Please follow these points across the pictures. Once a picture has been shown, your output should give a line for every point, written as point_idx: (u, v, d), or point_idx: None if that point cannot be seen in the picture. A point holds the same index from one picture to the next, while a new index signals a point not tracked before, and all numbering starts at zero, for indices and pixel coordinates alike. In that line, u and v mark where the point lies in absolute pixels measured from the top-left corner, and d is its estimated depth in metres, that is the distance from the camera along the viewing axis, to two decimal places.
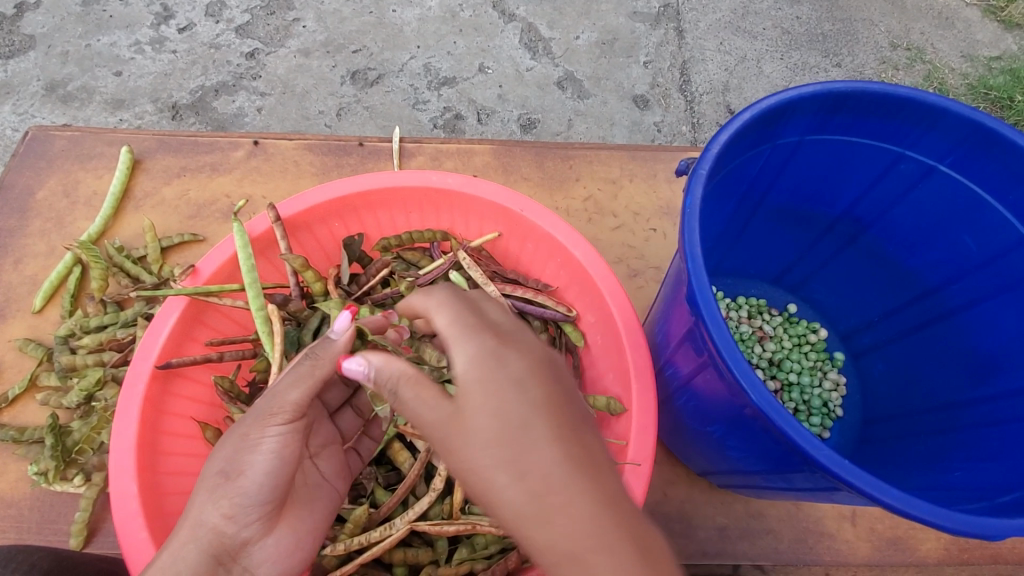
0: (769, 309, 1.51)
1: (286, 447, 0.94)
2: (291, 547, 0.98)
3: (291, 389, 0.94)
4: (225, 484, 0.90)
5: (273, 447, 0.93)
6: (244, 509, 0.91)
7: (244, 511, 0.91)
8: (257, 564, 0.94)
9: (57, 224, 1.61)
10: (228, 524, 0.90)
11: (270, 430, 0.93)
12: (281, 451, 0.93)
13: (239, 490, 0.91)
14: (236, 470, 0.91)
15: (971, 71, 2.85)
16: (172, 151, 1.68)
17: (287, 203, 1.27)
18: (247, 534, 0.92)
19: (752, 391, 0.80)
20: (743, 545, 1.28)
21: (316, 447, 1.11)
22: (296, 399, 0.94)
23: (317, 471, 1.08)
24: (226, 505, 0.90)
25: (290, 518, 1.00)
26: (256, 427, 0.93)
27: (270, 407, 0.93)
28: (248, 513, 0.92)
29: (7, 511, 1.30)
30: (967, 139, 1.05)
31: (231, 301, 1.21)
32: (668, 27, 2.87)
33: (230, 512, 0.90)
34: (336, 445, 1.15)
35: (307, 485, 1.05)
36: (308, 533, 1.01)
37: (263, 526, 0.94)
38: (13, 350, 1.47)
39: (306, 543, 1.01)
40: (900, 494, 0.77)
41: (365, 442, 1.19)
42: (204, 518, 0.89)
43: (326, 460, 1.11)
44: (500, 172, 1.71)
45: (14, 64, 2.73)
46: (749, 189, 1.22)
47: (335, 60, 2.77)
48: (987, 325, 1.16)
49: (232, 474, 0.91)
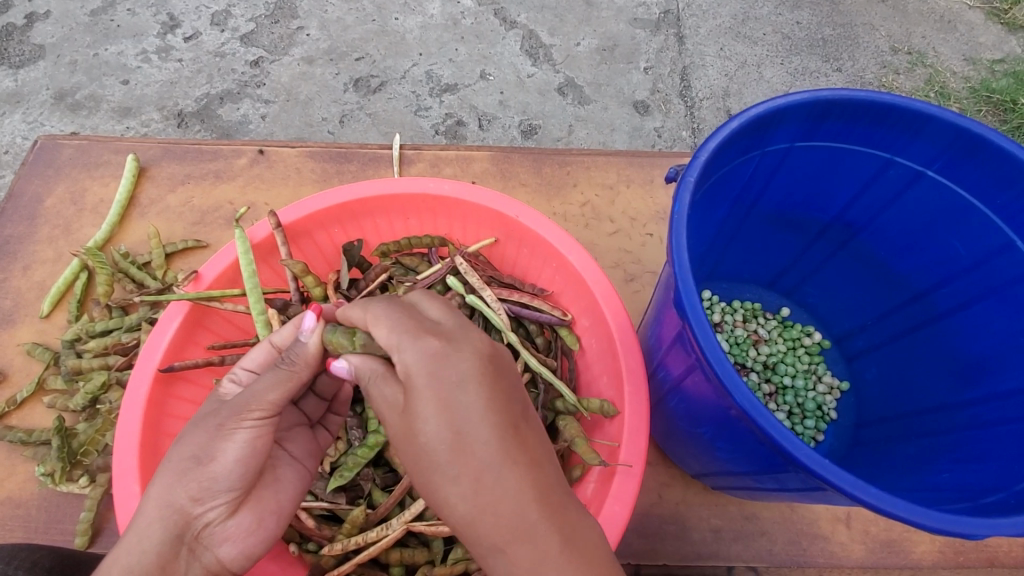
0: (763, 313, 1.52)
1: (260, 436, 0.92)
2: (256, 527, 0.95)
3: (270, 390, 0.93)
4: (196, 468, 0.88)
5: (245, 437, 0.91)
6: (212, 491, 0.89)
7: (211, 493, 0.89)
8: (218, 544, 0.91)
9: (65, 230, 1.64)
10: (195, 505, 0.88)
11: (247, 421, 0.91)
12: (253, 441, 0.91)
13: (210, 475, 0.89)
14: (208, 455, 0.88)
15: (974, 74, 2.86)
16: (177, 159, 1.71)
17: (287, 210, 1.30)
18: (211, 515, 0.90)
19: (736, 393, 0.81)
20: (737, 547, 1.30)
21: (282, 431, 1.09)
22: (276, 398, 0.93)
23: (285, 452, 1.06)
24: (196, 488, 0.88)
25: (259, 502, 0.96)
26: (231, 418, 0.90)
27: (248, 403, 0.91)
28: (219, 495, 0.90)
29: (15, 511, 1.33)
30: (953, 144, 1.07)
31: (233, 305, 1.24)
32: (668, 33, 2.90)
33: (199, 494, 0.88)
34: (300, 426, 1.13)
35: (276, 468, 1.02)
36: (271, 512, 0.98)
37: (227, 507, 0.91)
38: (21, 355, 1.50)
39: (271, 526, 0.97)
40: (879, 493, 0.78)
41: (331, 417, 1.20)
42: (171, 498, 0.87)
43: (294, 441, 1.09)
44: (499, 177, 1.73)
45: (23, 74, 2.78)
46: (740, 194, 1.24)
47: (338, 68, 2.81)
48: (976, 329, 1.17)
49: (202, 457, 0.88)
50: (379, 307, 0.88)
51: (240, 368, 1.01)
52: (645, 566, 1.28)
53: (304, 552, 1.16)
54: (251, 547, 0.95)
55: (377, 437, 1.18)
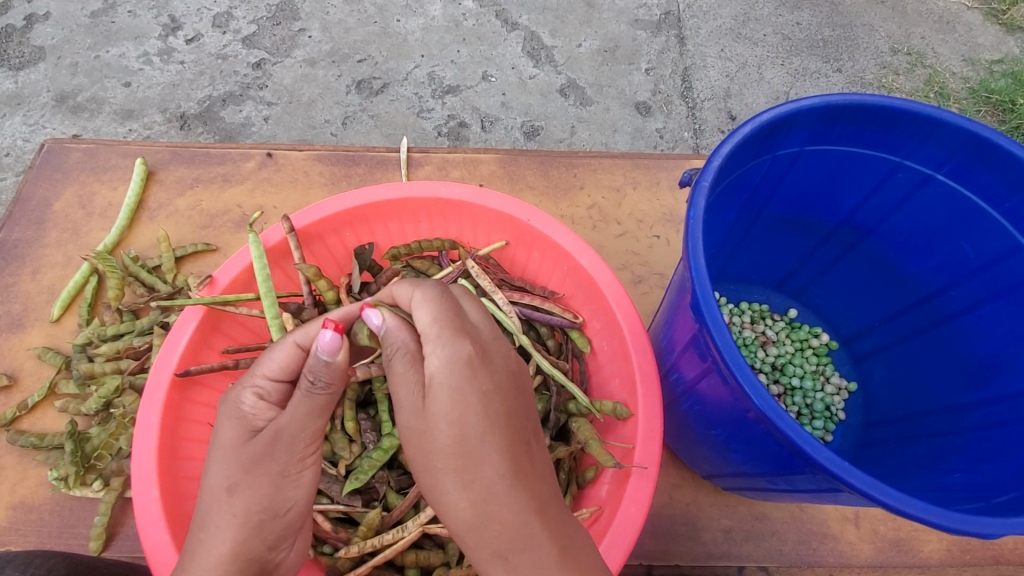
0: (771, 315, 1.54)
1: (316, 473, 0.97)
2: (302, 549, 1.00)
3: (312, 419, 0.93)
4: (269, 520, 0.90)
5: (310, 479, 0.95)
6: (281, 535, 0.92)
7: (281, 538, 0.93)
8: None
9: (73, 234, 1.65)
10: (271, 553, 0.91)
11: (306, 461, 0.94)
12: (307, 478, 0.95)
13: (280, 520, 0.92)
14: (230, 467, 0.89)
15: (972, 75, 2.88)
16: (185, 162, 1.72)
17: (300, 214, 1.31)
18: (276, 555, 0.93)
19: (755, 396, 0.82)
20: (747, 547, 1.31)
21: None
22: (320, 426, 0.95)
23: None
24: (270, 535, 0.91)
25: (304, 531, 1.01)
26: (294, 462, 0.92)
27: (296, 437, 0.92)
28: (286, 537, 0.93)
29: (28, 516, 1.34)
30: (963, 148, 1.07)
31: (247, 310, 1.24)
32: (669, 35, 2.91)
33: (274, 541, 0.91)
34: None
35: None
36: (313, 539, 1.03)
37: (291, 544, 0.96)
38: (31, 359, 1.50)
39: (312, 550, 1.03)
40: (897, 494, 0.79)
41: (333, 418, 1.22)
42: (253, 552, 0.89)
43: None
44: (506, 180, 1.74)
45: (24, 76, 2.78)
46: (751, 198, 1.25)
47: (341, 69, 2.82)
48: (984, 331, 1.19)
49: (270, 509, 0.90)
50: (431, 292, 0.88)
51: (263, 377, 0.94)
52: (657, 566, 1.29)
53: (321, 555, 1.18)
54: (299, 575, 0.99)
55: (391, 440, 1.20)
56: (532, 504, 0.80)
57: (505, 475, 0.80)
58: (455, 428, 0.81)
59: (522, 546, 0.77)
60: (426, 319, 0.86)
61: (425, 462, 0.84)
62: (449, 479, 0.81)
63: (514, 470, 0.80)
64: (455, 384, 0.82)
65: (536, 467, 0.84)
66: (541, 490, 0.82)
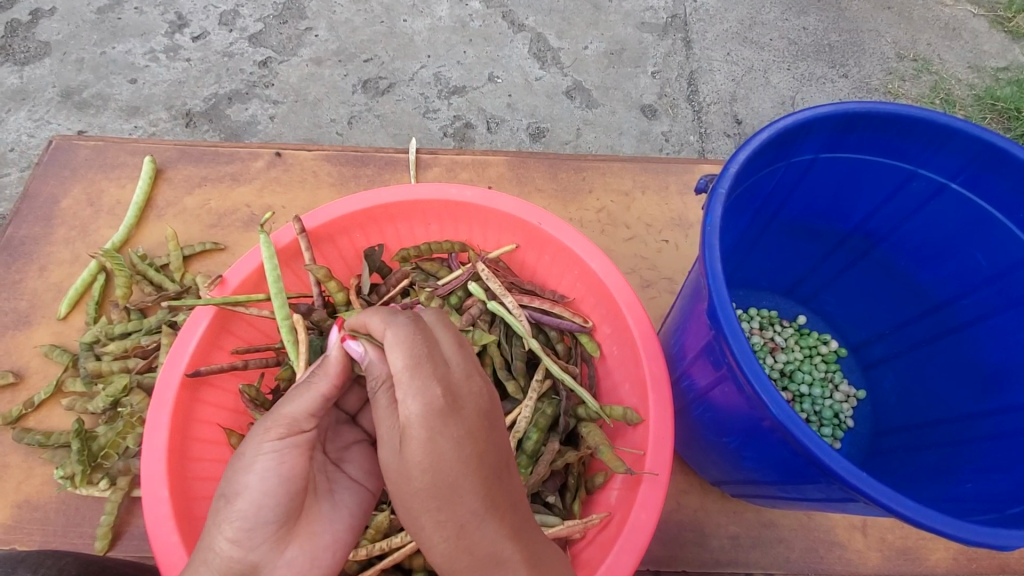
0: (780, 321, 1.53)
1: (285, 461, 0.93)
2: (311, 564, 0.93)
3: (289, 403, 0.95)
4: (225, 507, 0.90)
5: (265, 466, 0.91)
6: (248, 531, 0.89)
7: (249, 534, 0.89)
8: None
9: (81, 232, 1.64)
10: (235, 549, 0.88)
11: (266, 446, 0.92)
12: (279, 468, 0.92)
13: (239, 513, 0.89)
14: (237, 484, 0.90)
15: (978, 81, 2.87)
16: (193, 161, 1.72)
17: (311, 215, 1.30)
18: (256, 557, 0.88)
19: (771, 404, 0.82)
20: (755, 553, 1.30)
21: (339, 451, 1.12)
22: (294, 411, 0.94)
23: (343, 473, 1.09)
24: (229, 525, 0.88)
25: (309, 537, 0.96)
26: (252, 445, 0.93)
27: (269, 421, 0.94)
28: (258, 535, 0.89)
29: (33, 515, 1.33)
30: (979, 157, 1.07)
31: (257, 310, 1.24)
32: (675, 38, 2.91)
33: (234, 534, 0.88)
34: (360, 444, 1.15)
35: (333, 491, 1.05)
36: (326, 547, 0.97)
37: (275, 549, 0.90)
38: (38, 357, 1.50)
39: (328, 559, 0.96)
40: (913, 504, 0.78)
41: None
42: (213, 544, 0.88)
43: (352, 462, 1.11)
44: (515, 182, 1.74)
45: (29, 71, 2.77)
46: (763, 204, 1.24)
47: (347, 69, 2.81)
48: (996, 340, 1.18)
49: (229, 495, 0.91)
50: (400, 331, 0.82)
51: None
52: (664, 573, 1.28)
53: None
54: None
55: None
56: (506, 533, 0.78)
57: (477, 512, 0.78)
58: (428, 469, 0.78)
59: (496, 570, 0.76)
60: (397, 365, 0.80)
61: (402, 498, 0.82)
62: (423, 515, 0.80)
63: (486, 505, 0.78)
64: (428, 429, 0.78)
65: (509, 497, 0.81)
66: (509, 520, 0.79)
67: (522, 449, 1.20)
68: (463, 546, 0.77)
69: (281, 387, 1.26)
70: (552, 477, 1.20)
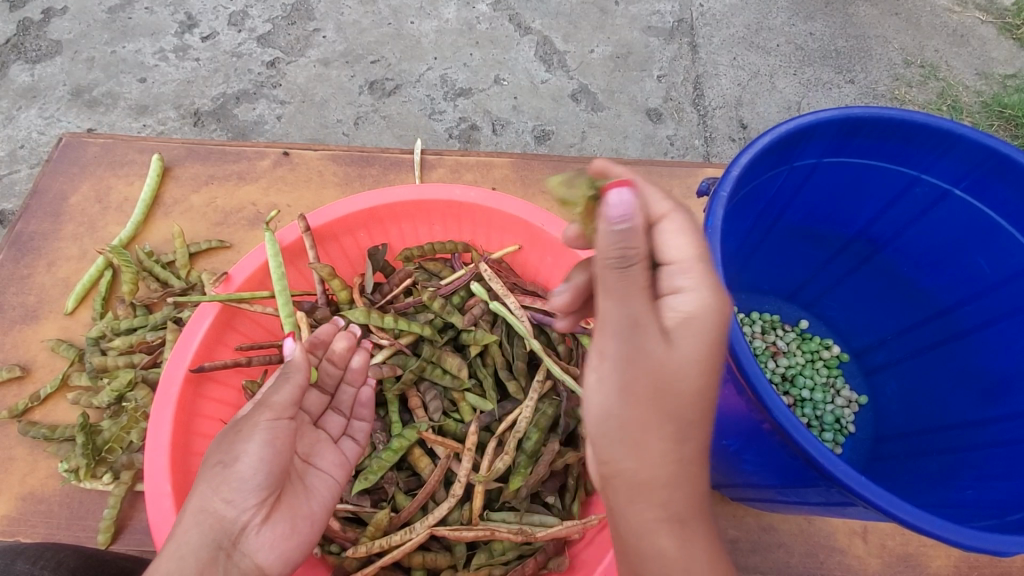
0: (782, 325, 1.53)
1: (279, 435, 0.98)
2: (290, 533, 0.99)
3: (275, 390, 1.00)
4: (223, 472, 0.93)
5: (264, 438, 0.96)
6: (243, 493, 0.93)
7: (243, 495, 0.93)
8: (254, 552, 0.93)
9: (89, 228, 1.66)
10: (227, 509, 0.92)
11: (261, 420, 0.97)
12: (272, 441, 0.97)
13: (236, 476, 0.93)
14: (231, 458, 0.94)
15: (986, 89, 2.87)
16: (201, 159, 1.73)
17: (316, 214, 1.32)
18: (246, 518, 0.93)
19: (772, 407, 0.82)
20: (754, 558, 1.30)
21: (305, 448, 1.09)
22: (283, 398, 1.00)
23: (312, 465, 1.08)
24: (225, 490, 0.92)
25: (290, 508, 1.00)
26: (246, 423, 0.97)
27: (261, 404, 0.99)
28: (247, 497, 0.93)
29: (38, 507, 1.35)
30: (982, 164, 1.08)
31: (261, 307, 1.25)
32: (681, 42, 2.92)
33: (229, 496, 0.92)
34: (326, 442, 1.13)
35: (305, 477, 1.06)
36: (304, 519, 1.01)
37: (259, 514, 0.95)
38: (45, 351, 1.52)
39: (305, 530, 1.01)
40: (912, 509, 0.78)
41: (356, 425, 1.19)
42: (205, 504, 0.91)
43: (321, 455, 1.10)
44: (519, 184, 1.74)
45: (40, 69, 2.80)
46: (767, 207, 1.24)
47: (354, 70, 2.83)
48: (998, 348, 1.18)
49: (226, 461, 0.93)
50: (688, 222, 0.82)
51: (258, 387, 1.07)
52: None
53: (327, 554, 1.17)
54: (287, 551, 0.97)
55: (402, 441, 1.21)
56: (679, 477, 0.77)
57: (673, 440, 0.76)
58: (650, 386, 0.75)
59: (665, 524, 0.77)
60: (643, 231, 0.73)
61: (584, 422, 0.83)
62: (611, 441, 0.78)
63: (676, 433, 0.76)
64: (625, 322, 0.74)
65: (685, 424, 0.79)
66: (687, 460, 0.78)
67: (522, 449, 1.20)
68: (655, 481, 0.77)
69: None
70: (552, 478, 1.21)
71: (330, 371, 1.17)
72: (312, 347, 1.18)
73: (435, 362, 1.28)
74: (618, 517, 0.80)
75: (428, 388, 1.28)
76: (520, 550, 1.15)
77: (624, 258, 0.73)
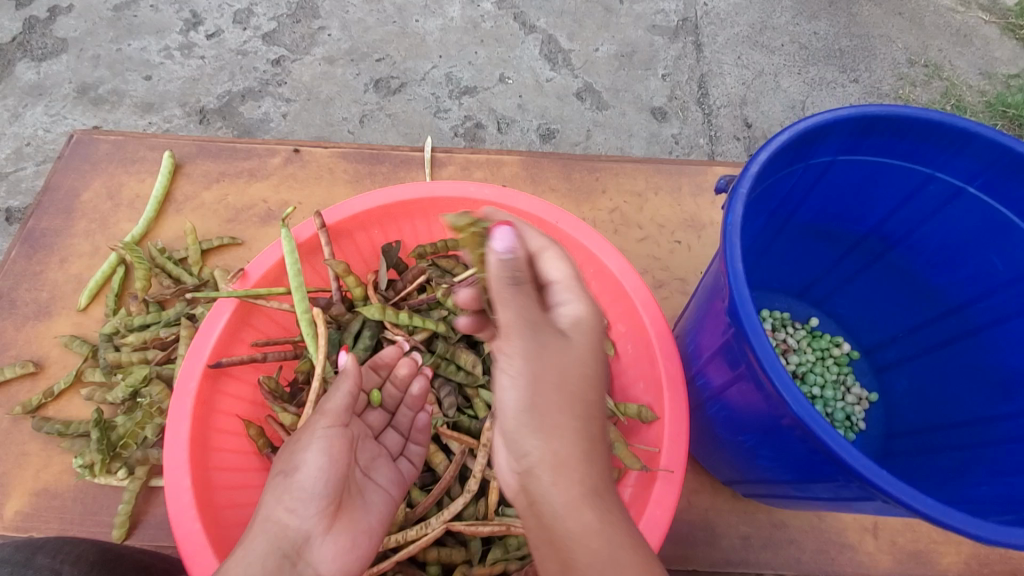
0: (792, 322, 1.54)
1: (335, 442, 1.02)
2: (352, 548, 0.98)
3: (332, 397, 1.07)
4: (286, 479, 0.96)
5: (320, 445, 1.00)
6: (304, 502, 0.95)
7: (305, 503, 0.95)
8: (318, 561, 0.93)
9: (101, 225, 1.67)
10: (291, 518, 0.93)
11: (321, 430, 1.02)
12: (329, 448, 1.00)
13: (297, 483, 0.96)
14: (293, 466, 0.97)
15: (989, 88, 2.87)
16: (212, 156, 1.74)
17: (331, 211, 1.32)
18: (309, 527, 0.94)
19: (794, 403, 0.83)
20: (766, 554, 1.31)
21: (364, 461, 1.12)
22: (337, 404, 1.06)
23: (370, 480, 1.10)
24: (288, 497, 0.94)
25: (351, 521, 1.00)
26: (306, 432, 1.02)
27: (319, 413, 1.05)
28: (309, 507, 0.95)
29: (52, 502, 1.35)
30: (996, 162, 1.08)
31: (278, 303, 1.26)
32: (686, 41, 2.92)
33: (291, 504, 0.94)
34: (384, 457, 1.16)
35: (364, 493, 1.07)
36: (365, 533, 1.02)
37: (321, 522, 0.96)
38: (58, 347, 1.52)
39: (365, 545, 1.01)
40: (935, 504, 0.79)
41: (413, 448, 1.21)
42: (269, 514, 0.93)
43: (378, 469, 1.13)
44: (529, 181, 1.75)
45: (46, 67, 2.81)
46: (780, 206, 1.25)
47: (359, 68, 2.84)
48: (1011, 344, 1.18)
49: (289, 471, 0.97)
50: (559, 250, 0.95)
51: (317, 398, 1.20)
52: (675, 570, 1.29)
53: None
54: (349, 564, 0.97)
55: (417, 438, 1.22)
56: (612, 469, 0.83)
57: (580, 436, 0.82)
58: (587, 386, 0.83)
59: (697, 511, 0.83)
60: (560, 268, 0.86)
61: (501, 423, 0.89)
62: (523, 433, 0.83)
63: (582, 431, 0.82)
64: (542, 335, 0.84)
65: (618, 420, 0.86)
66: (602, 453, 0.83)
67: None
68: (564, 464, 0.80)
69: (298, 379, 1.29)
70: None
71: (392, 393, 1.22)
72: (375, 367, 1.22)
73: (449, 358, 1.30)
74: (542, 507, 0.81)
75: (442, 384, 1.28)
76: (534, 544, 1.16)
77: (516, 280, 0.86)
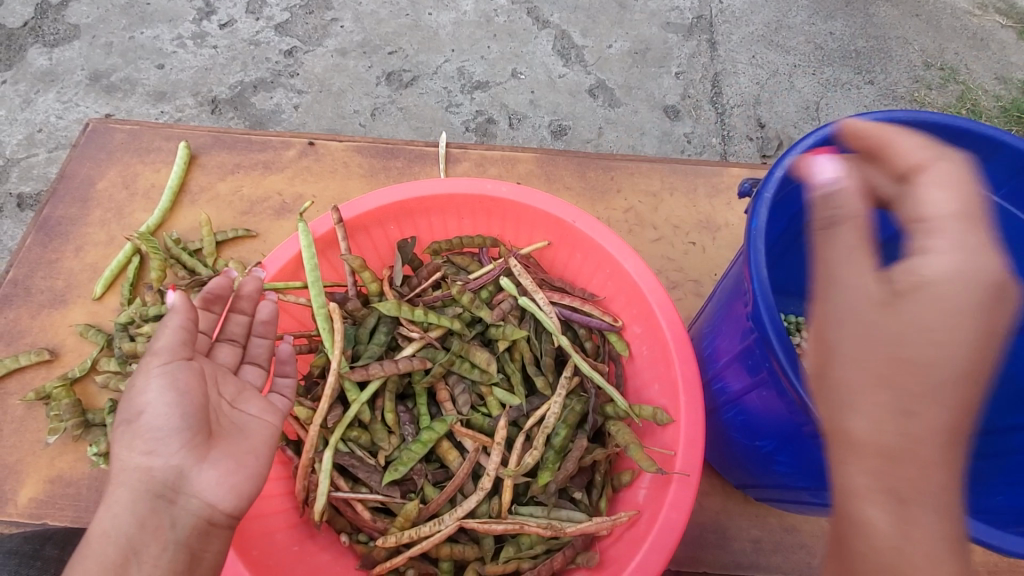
0: (807, 327, 1.53)
1: (176, 376, 0.99)
2: (237, 466, 1.00)
3: None
4: (132, 428, 0.97)
5: (161, 382, 0.98)
6: (161, 442, 0.95)
7: (159, 445, 0.95)
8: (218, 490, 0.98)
9: (116, 214, 1.67)
10: (149, 460, 0.95)
11: (160, 368, 0.99)
12: (174, 381, 0.99)
13: (145, 428, 0.96)
14: (137, 417, 0.97)
15: (1005, 93, 2.84)
16: (227, 148, 1.74)
17: (348, 206, 1.32)
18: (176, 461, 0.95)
19: (818, 411, 0.83)
20: (776, 558, 1.31)
21: None
22: None
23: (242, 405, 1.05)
24: (140, 444, 0.95)
25: (226, 444, 1.01)
26: (138, 378, 0.99)
27: None
28: (168, 446, 0.96)
29: (66, 490, 1.36)
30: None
31: (295, 297, 1.28)
32: (700, 39, 2.90)
33: (147, 449, 0.95)
34: None
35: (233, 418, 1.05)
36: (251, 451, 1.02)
37: (192, 454, 0.96)
38: (73, 335, 1.53)
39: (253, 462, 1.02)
40: None
41: None
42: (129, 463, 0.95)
43: None
44: (544, 179, 1.74)
45: (59, 53, 2.81)
46: (801, 210, 1.24)
47: (371, 61, 2.83)
48: None
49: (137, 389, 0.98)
50: None
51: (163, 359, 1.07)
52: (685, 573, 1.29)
53: (356, 543, 1.21)
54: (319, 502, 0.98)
55: (431, 434, 1.21)
56: None
57: None
58: (887, 352, 0.76)
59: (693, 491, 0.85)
60: (850, 186, 0.81)
61: None
62: None
63: None
64: (863, 320, 0.77)
65: None
66: None
67: (550, 444, 1.22)
68: None
69: (314, 373, 1.30)
70: (579, 474, 1.22)
71: None
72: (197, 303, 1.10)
73: (464, 356, 1.29)
74: None
75: (456, 382, 1.29)
76: (549, 544, 1.17)
77: None
